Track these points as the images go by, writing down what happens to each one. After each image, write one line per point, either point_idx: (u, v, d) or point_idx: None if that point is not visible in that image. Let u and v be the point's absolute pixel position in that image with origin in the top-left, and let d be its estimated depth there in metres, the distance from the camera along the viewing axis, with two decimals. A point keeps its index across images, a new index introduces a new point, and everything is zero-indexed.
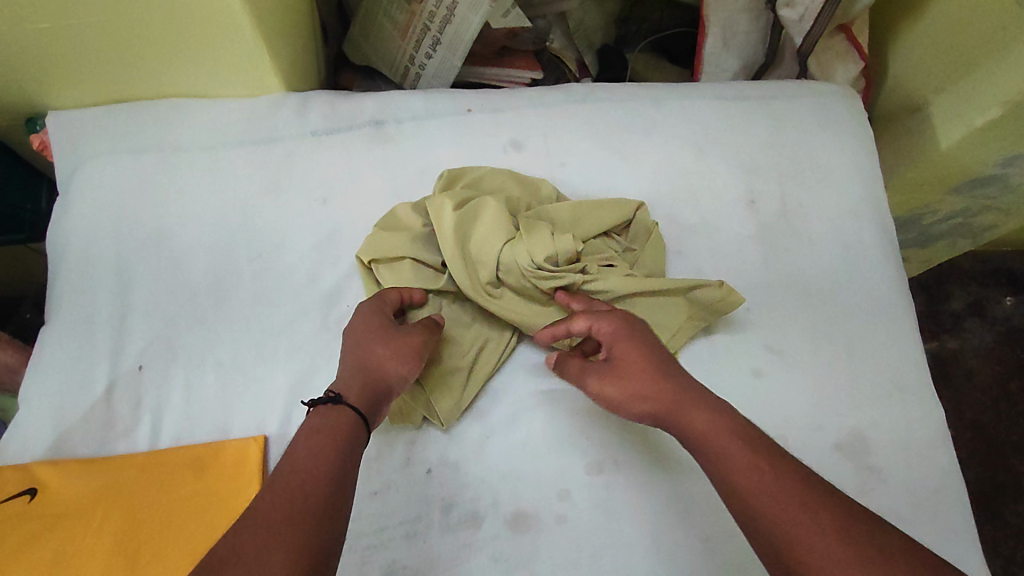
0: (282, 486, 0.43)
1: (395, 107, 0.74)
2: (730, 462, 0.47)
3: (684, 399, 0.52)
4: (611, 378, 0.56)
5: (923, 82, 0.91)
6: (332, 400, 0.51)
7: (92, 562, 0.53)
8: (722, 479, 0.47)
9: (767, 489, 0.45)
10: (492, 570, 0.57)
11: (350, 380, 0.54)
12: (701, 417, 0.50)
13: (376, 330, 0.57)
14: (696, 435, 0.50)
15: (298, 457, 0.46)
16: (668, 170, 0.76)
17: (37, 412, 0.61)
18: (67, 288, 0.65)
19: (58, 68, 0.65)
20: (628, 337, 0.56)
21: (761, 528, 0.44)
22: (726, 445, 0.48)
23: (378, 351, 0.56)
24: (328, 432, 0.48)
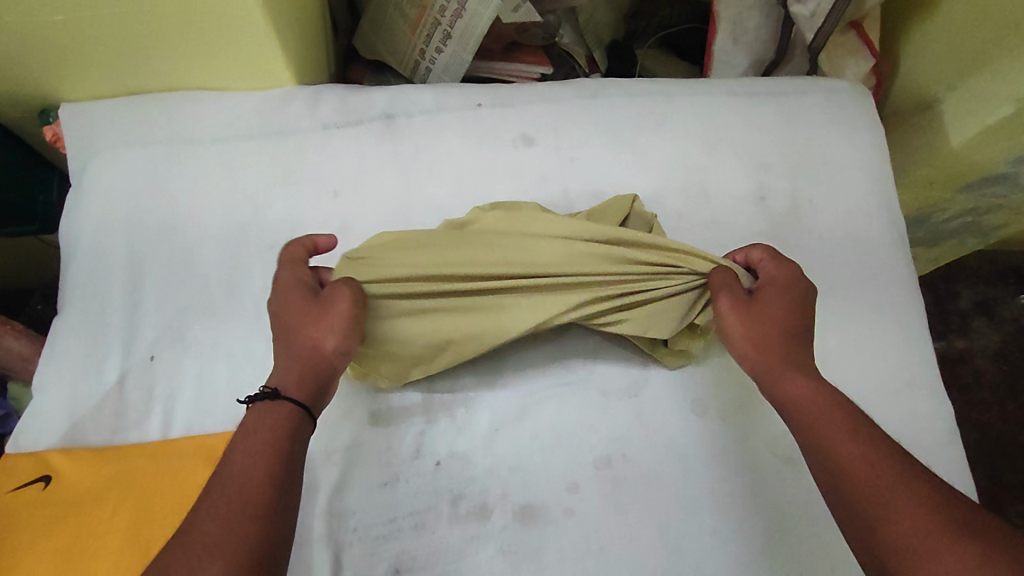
0: (220, 492, 0.44)
1: (405, 101, 0.74)
2: (821, 429, 0.50)
3: (789, 366, 0.55)
4: (727, 329, 0.59)
5: (934, 79, 0.91)
6: (270, 395, 0.51)
7: (103, 553, 0.52)
8: (815, 440, 0.50)
9: (853, 453, 0.48)
10: (500, 562, 0.58)
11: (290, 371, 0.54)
12: (800, 384, 0.53)
13: (302, 312, 0.56)
14: (794, 399, 0.53)
15: (235, 461, 0.46)
16: (678, 166, 0.76)
17: (50, 401, 0.61)
18: (80, 278, 0.66)
19: (71, 60, 0.65)
20: (778, 290, 0.59)
21: (842, 488, 0.47)
22: (821, 410, 0.51)
23: (306, 332, 0.55)
24: (267, 430, 0.48)
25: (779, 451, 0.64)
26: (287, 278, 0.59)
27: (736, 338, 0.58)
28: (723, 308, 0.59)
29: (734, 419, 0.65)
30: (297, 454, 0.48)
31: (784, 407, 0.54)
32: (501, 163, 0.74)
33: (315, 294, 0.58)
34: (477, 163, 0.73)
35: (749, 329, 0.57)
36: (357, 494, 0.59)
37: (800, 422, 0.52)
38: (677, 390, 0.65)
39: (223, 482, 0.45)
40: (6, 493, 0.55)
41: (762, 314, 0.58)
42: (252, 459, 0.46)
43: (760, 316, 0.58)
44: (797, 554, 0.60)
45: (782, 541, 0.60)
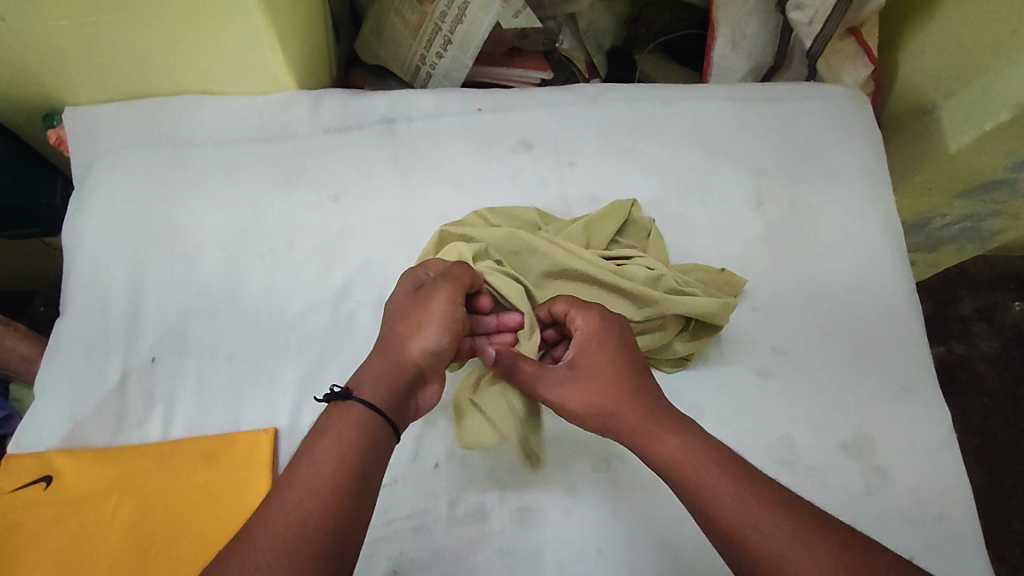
0: (287, 504, 0.43)
1: (406, 106, 0.75)
2: (704, 492, 0.48)
3: (655, 422, 0.52)
4: (574, 406, 0.56)
5: (932, 85, 0.92)
6: (344, 395, 0.50)
7: (105, 550, 0.55)
8: (698, 507, 0.48)
9: (740, 517, 0.46)
10: (498, 563, 0.58)
11: (371, 366, 0.54)
12: (668, 445, 0.51)
13: (400, 308, 0.57)
14: (669, 463, 0.50)
15: (310, 464, 0.45)
16: (676, 170, 0.76)
17: (52, 401, 0.61)
18: (82, 280, 0.66)
19: (76, 64, 0.66)
20: (594, 341, 0.58)
21: (743, 553, 0.45)
22: (697, 469, 0.49)
23: (397, 330, 0.55)
24: (343, 433, 0.47)
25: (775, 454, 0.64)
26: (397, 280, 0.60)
27: (593, 416, 0.55)
28: (553, 390, 0.56)
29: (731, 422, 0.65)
30: (373, 462, 0.47)
31: (658, 473, 0.51)
32: (500, 167, 0.74)
33: (417, 288, 0.58)
34: (477, 167, 0.74)
35: (590, 398, 0.55)
36: None
37: (679, 491, 0.49)
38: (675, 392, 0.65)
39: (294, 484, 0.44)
40: (10, 491, 0.57)
41: (595, 376, 0.56)
42: (325, 466, 0.45)
43: (595, 371, 0.56)
44: None
45: None
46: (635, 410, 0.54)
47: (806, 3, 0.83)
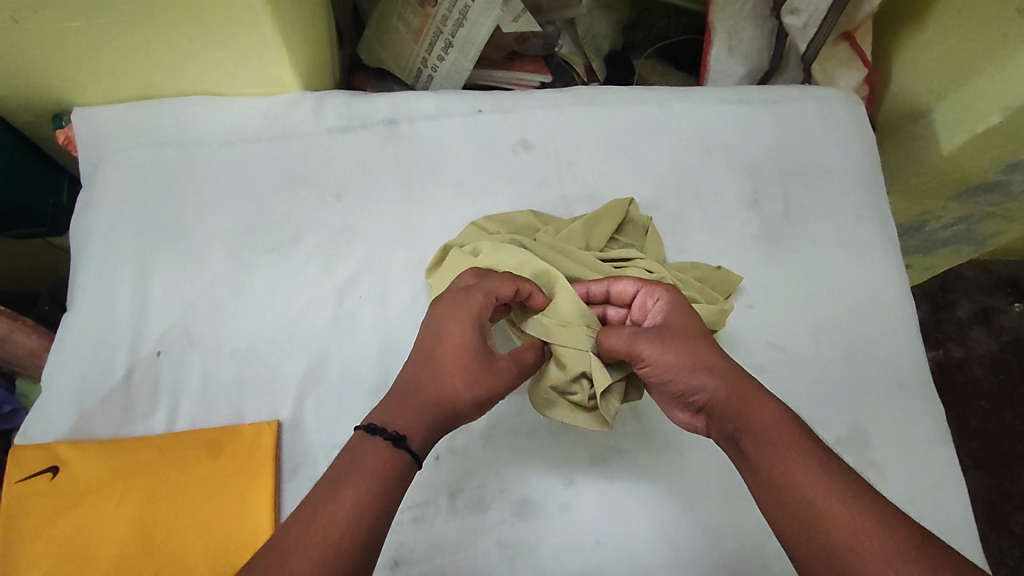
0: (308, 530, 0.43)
1: (408, 107, 0.76)
2: (786, 462, 0.47)
3: (749, 389, 0.52)
4: (668, 361, 0.54)
5: (925, 89, 0.93)
6: (395, 438, 0.48)
7: (112, 539, 0.56)
8: (775, 473, 0.47)
9: (820, 486, 0.46)
10: (497, 555, 0.59)
11: (420, 420, 0.50)
12: (764, 410, 0.50)
13: (467, 362, 0.53)
14: (762, 428, 0.49)
15: (344, 503, 0.44)
16: (673, 171, 0.77)
17: (59, 394, 0.62)
18: (90, 276, 0.68)
19: (86, 65, 0.67)
20: (682, 313, 0.57)
21: (811, 525, 0.45)
22: (785, 440, 0.48)
23: (456, 388, 0.52)
24: (382, 471, 0.47)
25: None
26: (459, 310, 0.54)
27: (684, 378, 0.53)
28: (653, 354, 0.54)
29: None
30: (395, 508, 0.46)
31: (744, 435, 0.50)
32: (501, 167, 0.75)
33: (484, 340, 0.54)
34: (478, 167, 0.75)
35: (684, 356, 0.54)
36: None
37: (761, 457, 0.49)
38: None
39: (325, 521, 0.43)
40: (17, 481, 0.58)
41: (688, 341, 0.55)
42: (361, 510, 0.44)
43: (690, 336, 0.55)
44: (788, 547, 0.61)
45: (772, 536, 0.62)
46: (731, 375, 0.53)
47: (802, 7, 0.85)
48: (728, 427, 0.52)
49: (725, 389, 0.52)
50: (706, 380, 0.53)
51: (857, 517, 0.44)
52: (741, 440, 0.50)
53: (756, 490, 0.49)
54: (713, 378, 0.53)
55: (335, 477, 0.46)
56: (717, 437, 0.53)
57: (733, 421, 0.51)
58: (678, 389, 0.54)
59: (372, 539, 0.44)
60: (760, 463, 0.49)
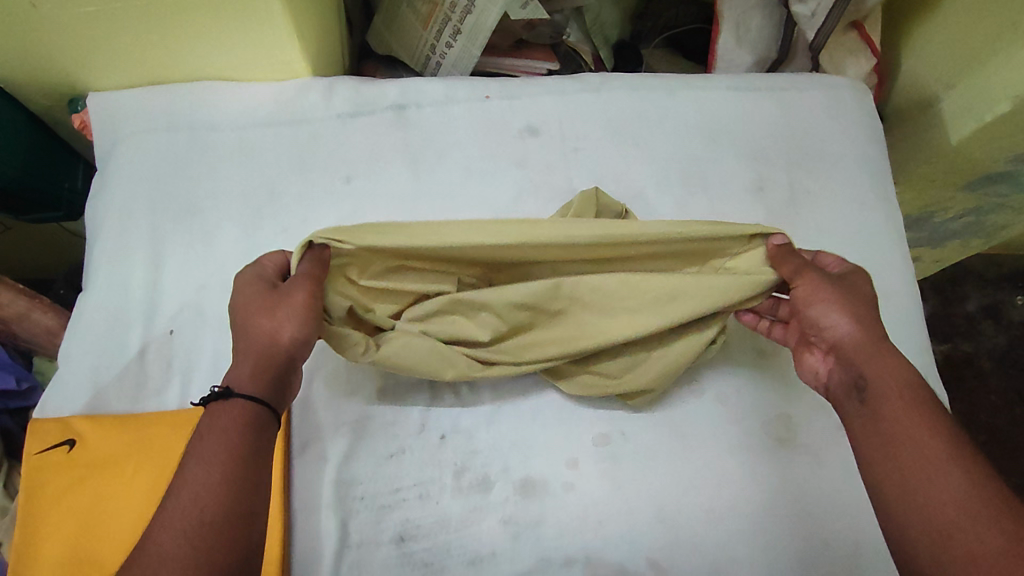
0: (173, 507, 0.44)
1: (416, 93, 0.78)
2: (902, 426, 0.47)
3: (883, 346, 0.52)
4: (811, 300, 0.56)
5: (934, 78, 0.92)
6: (218, 395, 0.50)
7: (125, 509, 0.56)
8: (889, 431, 0.48)
9: (935, 455, 0.45)
10: (501, 533, 0.60)
11: (244, 367, 0.52)
12: (887, 372, 0.50)
13: (261, 303, 0.55)
14: (884, 382, 0.50)
15: (198, 467, 0.46)
16: (679, 158, 0.78)
17: (75, 370, 0.64)
18: (105, 256, 0.69)
19: (101, 50, 0.69)
20: (852, 283, 0.57)
21: (913, 485, 0.45)
22: (908, 400, 0.49)
23: (266, 327, 0.54)
24: (222, 436, 0.48)
25: (774, 431, 0.65)
26: (242, 288, 0.57)
27: (828, 311, 0.55)
28: (808, 282, 0.57)
29: (732, 400, 0.66)
30: (257, 456, 0.48)
31: (864, 383, 0.51)
32: (508, 153, 0.76)
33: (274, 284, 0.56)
34: (484, 151, 0.76)
35: (835, 300, 0.55)
36: (364, 464, 0.61)
37: (877, 401, 0.49)
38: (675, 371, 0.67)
39: (174, 517, 0.44)
40: (35, 453, 0.59)
41: (854, 293, 0.56)
42: (217, 467, 0.46)
43: (848, 291, 0.56)
44: (790, 529, 0.61)
45: (774, 517, 0.62)
46: (869, 329, 0.54)
47: None
48: (850, 370, 0.53)
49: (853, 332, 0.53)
50: (843, 318, 0.54)
51: (955, 482, 0.43)
52: (860, 388, 0.51)
53: (858, 425, 0.50)
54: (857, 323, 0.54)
55: (189, 451, 0.48)
56: (837, 381, 0.54)
57: (854, 363, 0.52)
58: (816, 317, 0.56)
59: (239, 493, 0.46)
60: (873, 415, 0.49)
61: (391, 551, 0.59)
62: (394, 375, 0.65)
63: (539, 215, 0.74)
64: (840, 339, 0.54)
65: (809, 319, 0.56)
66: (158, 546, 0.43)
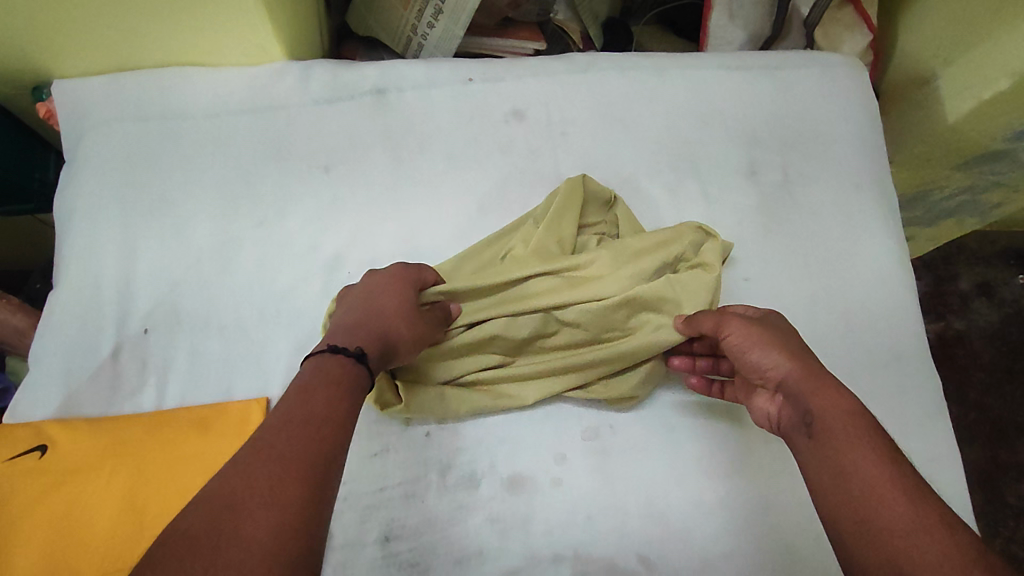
0: (296, 427, 0.41)
1: (396, 76, 0.74)
2: (848, 458, 0.45)
3: (824, 377, 0.51)
4: (746, 345, 0.55)
5: (931, 53, 0.89)
6: (357, 355, 0.49)
7: (101, 517, 0.54)
8: (839, 465, 0.46)
9: (885, 485, 0.43)
10: (488, 531, 0.59)
11: (371, 339, 0.52)
12: (826, 402, 0.49)
13: (405, 304, 0.56)
14: (826, 415, 0.48)
15: (318, 402, 0.44)
16: (669, 142, 0.75)
17: (47, 372, 0.62)
18: (73, 253, 0.67)
19: (63, 36, 0.65)
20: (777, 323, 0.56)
21: (871, 523, 0.42)
22: (850, 429, 0.47)
23: (401, 329, 0.54)
24: (337, 386, 0.46)
25: None
26: (390, 280, 0.58)
27: (762, 352, 0.54)
28: (737, 326, 0.56)
29: None
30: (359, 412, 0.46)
31: (813, 420, 0.49)
32: (493, 139, 0.73)
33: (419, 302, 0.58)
34: (468, 136, 0.73)
35: (766, 340, 0.54)
36: (347, 463, 0.60)
37: (825, 437, 0.47)
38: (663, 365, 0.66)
39: (293, 438, 0.40)
40: (3, 460, 0.56)
41: (779, 331, 0.55)
42: (333, 410, 0.44)
43: (779, 331, 0.55)
44: (780, 521, 0.60)
45: (765, 509, 0.61)
46: (806, 363, 0.53)
47: None
48: (799, 408, 0.51)
49: (792, 368, 0.52)
50: (779, 358, 0.53)
51: (900, 507, 0.41)
52: (810, 426, 0.49)
53: (810, 465, 0.48)
54: (795, 364, 0.52)
55: (308, 386, 0.45)
56: (787, 421, 0.52)
57: (798, 401, 0.51)
58: (754, 362, 0.54)
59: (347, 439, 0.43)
60: (824, 453, 0.47)
61: (376, 552, 0.58)
62: None
63: (525, 203, 0.72)
64: (781, 381, 0.53)
65: (748, 362, 0.55)
66: (279, 457, 0.39)
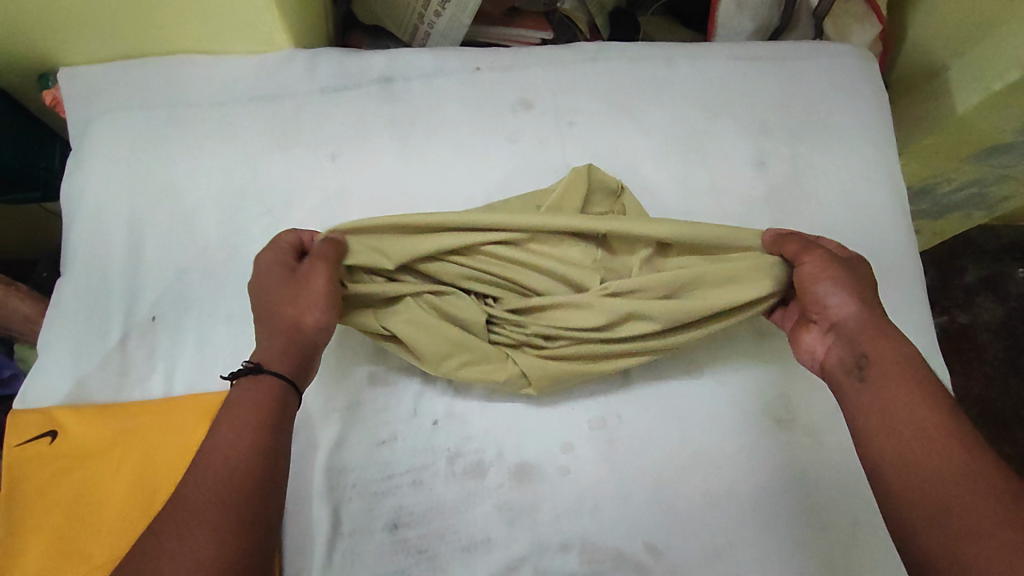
0: (203, 468, 0.45)
1: (404, 65, 0.74)
2: (902, 400, 0.48)
3: (885, 327, 0.53)
4: (818, 283, 0.57)
5: (941, 46, 0.89)
6: (252, 369, 0.51)
7: (110, 503, 0.55)
8: (892, 403, 0.48)
9: (939, 426, 0.45)
10: (495, 518, 0.59)
11: (272, 345, 0.54)
12: (887, 347, 0.51)
13: (280, 287, 0.56)
14: (885, 357, 0.51)
15: (225, 435, 0.47)
16: (678, 132, 0.75)
17: (56, 359, 0.62)
18: (81, 240, 0.67)
19: (71, 24, 0.65)
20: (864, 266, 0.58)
21: (916, 456, 0.45)
22: (909, 376, 0.49)
23: (289, 316, 0.55)
24: (248, 411, 0.49)
25: (773, 413, 0.64)
26: (265, 267, 0.57)
27: (831, 291, 0.56)
28: (814, 265, 0.57)
29: (731, 380, 0.65)
30: (279, 427, 0.49)
31: (868, 361, 0.51)
32: (499, 128, 0.73)
33: (285, 272, 0.57)
34: (475, 125, 0.73)
35: (841, 280, 0.56)
36: (355, 451, 0.60)
37: (880, 377, 0.50)
38: (671, 355, 0.66)
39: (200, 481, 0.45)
40: (16, 445, 0.58)
41: (856, 275, 0.57)
42: (239, 439, 0.47)
43: (856, 274, 0.56)
44: (788, 510, 0.60)
45: (772, 499, 0.61)
46: (872, 309, 0.54)
47: None
48: (853, 347, 0.53)
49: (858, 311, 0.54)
50: (845, 300, 0.55)
51: (950, 448, 0.44)
52: (864, 365, 0.52)
53: (857, 400, 0.51)
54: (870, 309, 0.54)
55: (217, 423, 0.48)
56: (833, 360, 0.54)
57: (857, 341, 0.53)
58: (822, 298, 0.56)
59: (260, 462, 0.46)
60: (877, 390, 0.50)
61: (384, 539, 0.58)
62: (384, 360, 0.64)
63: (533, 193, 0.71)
64: (841, 322, 0.55)
65: (812, 300, 0.57)
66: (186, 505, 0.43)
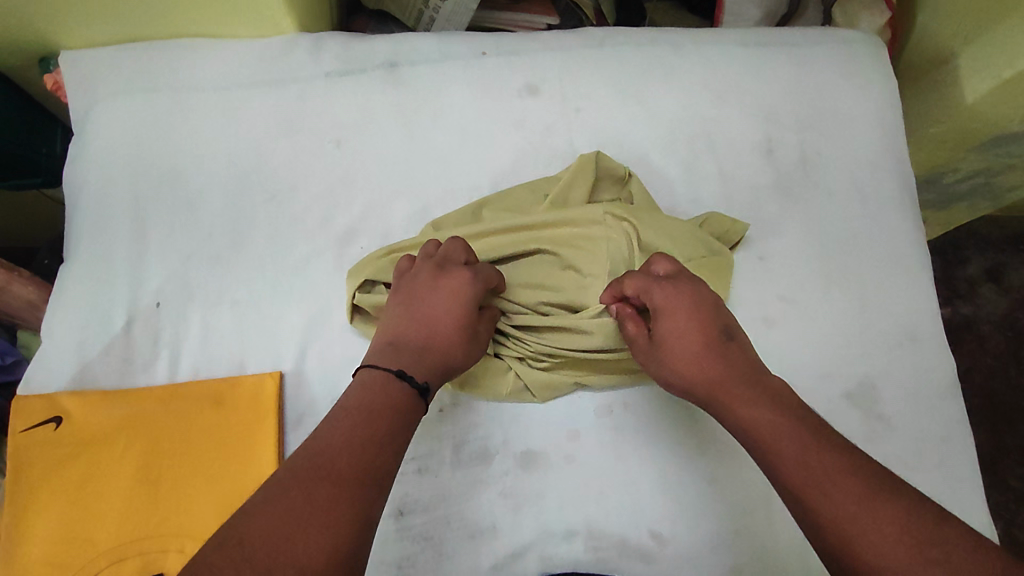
0: (352, 447, 0.42)
1: (408, 49, 0.73)
2: (774, 456, 0.44)
3: (735, 383, 0.48)
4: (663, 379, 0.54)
5: (951, 33, 0.88)
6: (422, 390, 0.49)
7: (117, 490, 0.55)
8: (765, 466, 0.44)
9: (815, 481, 0.41)
10: (500, 505, 0.59)
11: (431, 371, 0.52)
12: (743, 408, 0.47)
13: (461, 329, 0.55)
14: (742, 427, 0.47)
15: (381, 428, 0.44)
16: (685, 119, 0.74)
17: (59, 344, 0.62)
18: (84, 226, 0.66)
19: (73, 8, 0.64)
20: (672, 315, 0.53)
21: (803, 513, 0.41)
22: (773, 430, 0.45)
23: (457, 361, 0.54)
24: (394, 412, 0.46)
25: None
26: (453, 294, 0.55)
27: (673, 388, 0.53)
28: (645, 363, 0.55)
29: None
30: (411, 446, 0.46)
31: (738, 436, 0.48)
32: (505, 114, 0.72)
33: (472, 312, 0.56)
34: (480, 111, 0.72)
35: (667, 374, 0.53)
36: None
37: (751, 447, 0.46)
38: None
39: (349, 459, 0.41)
40: (20, 431, 0.57)
41: (675, 351, 0.52)
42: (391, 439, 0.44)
43: (674, 350, 0.52)
44: None
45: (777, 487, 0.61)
46: (710, 374, 0.50)
47: None
48: None
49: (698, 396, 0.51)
50: (684, 387, 0.52)
51: (832, 502, 0.40)
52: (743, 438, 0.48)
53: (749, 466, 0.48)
54: (705, 369, 0.50)
55: (361, 408, 0.45)
56: None
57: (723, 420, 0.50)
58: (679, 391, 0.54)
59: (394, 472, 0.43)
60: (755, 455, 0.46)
61: (389, 526, 0.58)
62: None
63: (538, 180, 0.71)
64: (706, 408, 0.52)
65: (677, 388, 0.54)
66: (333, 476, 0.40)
